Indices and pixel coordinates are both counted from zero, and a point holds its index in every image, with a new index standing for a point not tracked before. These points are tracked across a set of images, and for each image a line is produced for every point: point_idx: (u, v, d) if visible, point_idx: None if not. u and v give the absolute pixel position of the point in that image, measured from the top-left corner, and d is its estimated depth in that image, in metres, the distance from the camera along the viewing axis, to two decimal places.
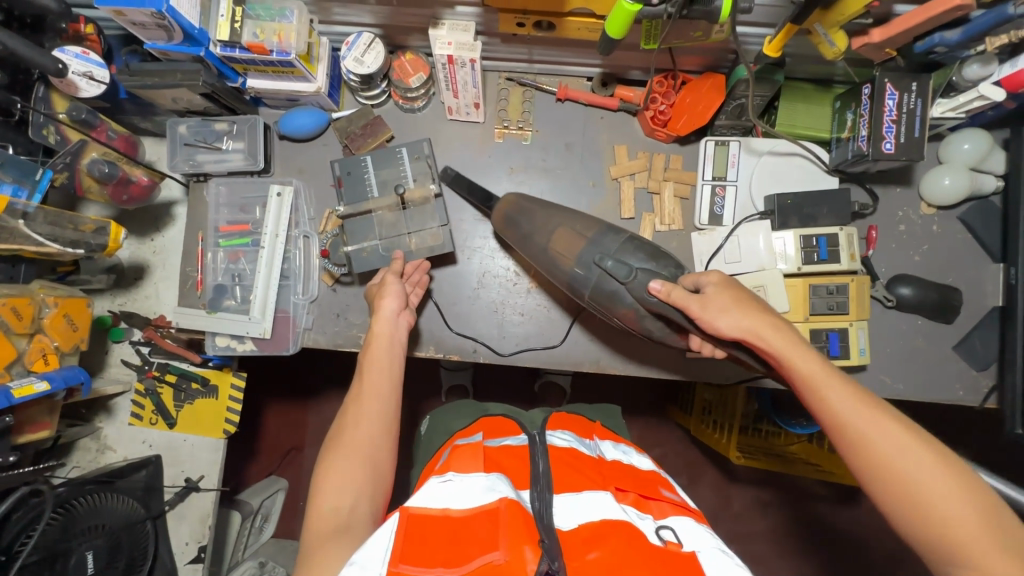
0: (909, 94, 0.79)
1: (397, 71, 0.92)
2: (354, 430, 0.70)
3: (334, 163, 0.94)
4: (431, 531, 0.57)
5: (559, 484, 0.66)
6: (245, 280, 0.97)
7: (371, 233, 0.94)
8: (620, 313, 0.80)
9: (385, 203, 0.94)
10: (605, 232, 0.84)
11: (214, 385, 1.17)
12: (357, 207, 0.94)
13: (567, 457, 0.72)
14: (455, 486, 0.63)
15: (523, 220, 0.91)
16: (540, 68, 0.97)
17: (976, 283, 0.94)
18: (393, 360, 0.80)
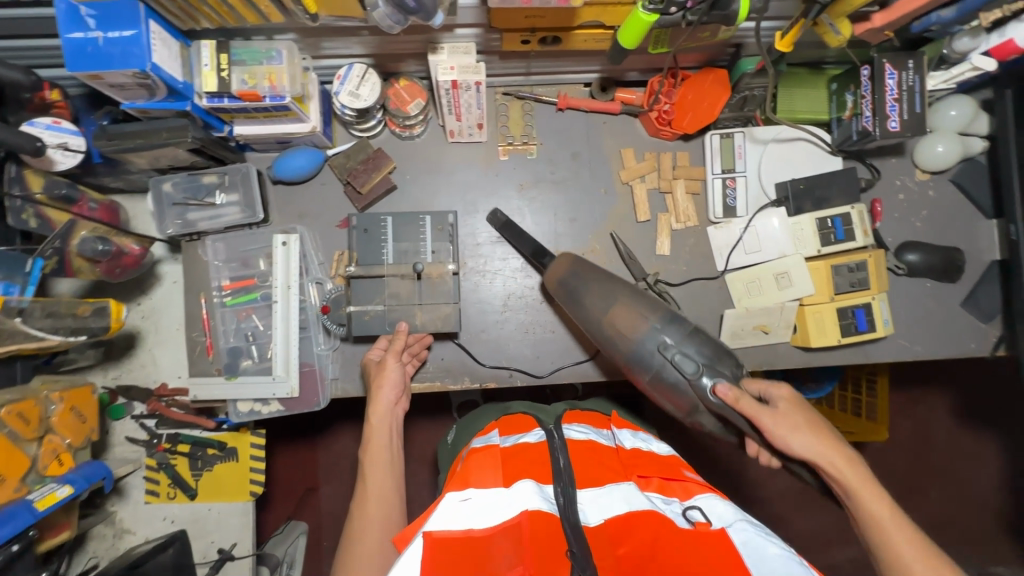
0: (907, 71, 0.81)
1: (393, 100, 0.88)
2: (361, 534, 0.68)
3: (352, 218, 0.91)
4: (456, 555, 0.50)
5: (582, 479, 0.61)
6: (261, 338, 0.92)
7: (379, 298, 0.91)
8: (675, 401, 0.77)
9: (399, 270, 0.91)
10: (669, 318, 0.80)
11: (233, 447, 1.11)
12: (368, 269, 0.90)
13: (583, 450, 0.67)
14: (477, 502, 0.56)
15: (579, 297, 0.86)
16: (537, 80, 0.95)
17: (974, 240, 0.99)
18: (393, 449, 0.79)
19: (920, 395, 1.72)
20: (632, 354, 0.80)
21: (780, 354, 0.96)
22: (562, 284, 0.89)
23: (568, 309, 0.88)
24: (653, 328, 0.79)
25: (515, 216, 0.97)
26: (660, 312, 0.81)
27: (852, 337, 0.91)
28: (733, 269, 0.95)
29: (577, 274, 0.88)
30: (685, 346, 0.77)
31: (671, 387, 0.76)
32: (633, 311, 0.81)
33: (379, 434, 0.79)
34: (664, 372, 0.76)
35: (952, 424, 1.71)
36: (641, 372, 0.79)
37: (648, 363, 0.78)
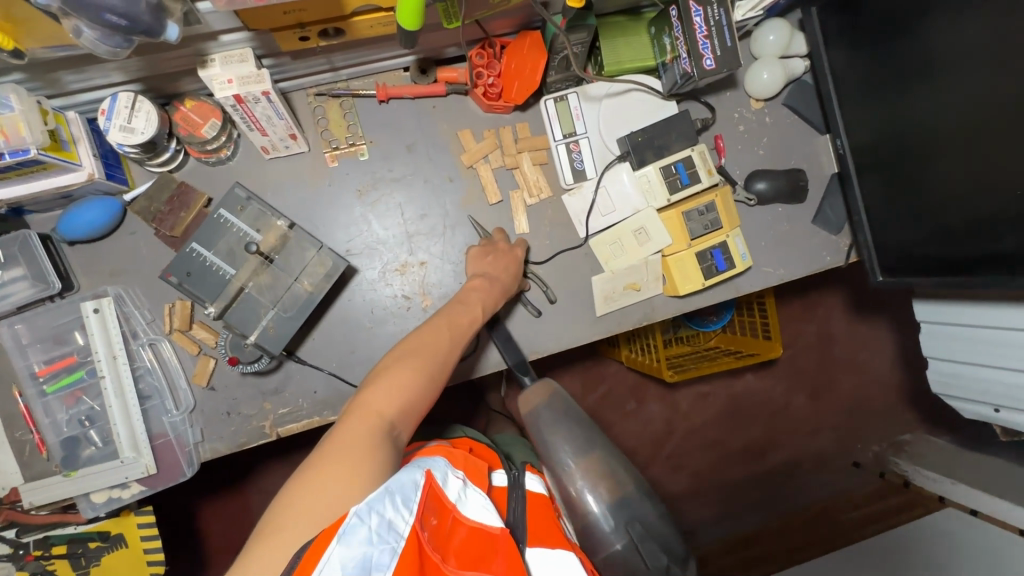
0: (711, 6, 0.80)
1: (183, 125, 0.77)
2: (404, 367, 0.72)
3: (166, 272, 0.74)
4: (438, 516, 0.54)
5: (533, 535, 0.66)
6: (99, 419, 0.81)
7: (260, 309, 0.75)
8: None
9: (249, 270, 0.75)
10: (641, 492, 0.87)
11: (118, 534, 1.01)
12: (226, 297, 0.75)
13: (541, 507, 0.72)
14: (472, 492, 0.59)
15: (548, 434, 0.88)
16: (348, 73, 0.86)
17: (813, 158, 1.03)
18: (453, 342, 0.78)
19: (816, 301, 1.83)
20: (590, 525, 0.85)
21: (657, 308, 0.96)
22: (536, 416, 0.89)
23: (540, 443, 0.88)
24: (620, 500, 0.85)
25: (360, 224, 0.90)
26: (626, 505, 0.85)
27: (715, 277, 0.92)
28: (593, 233, 0.93)
29: (551, 411, 0.88)
30: (617, 498, 0.85)
31: (625, 566, 0.84)
32: (611, 484, 0.85)
33: (454, 314, 0.81)
34: (625, 556, 0.83)
35: (848, 320, 1.84)
36: (597, 551, 0.84)
37: (604, 536, 0.84)
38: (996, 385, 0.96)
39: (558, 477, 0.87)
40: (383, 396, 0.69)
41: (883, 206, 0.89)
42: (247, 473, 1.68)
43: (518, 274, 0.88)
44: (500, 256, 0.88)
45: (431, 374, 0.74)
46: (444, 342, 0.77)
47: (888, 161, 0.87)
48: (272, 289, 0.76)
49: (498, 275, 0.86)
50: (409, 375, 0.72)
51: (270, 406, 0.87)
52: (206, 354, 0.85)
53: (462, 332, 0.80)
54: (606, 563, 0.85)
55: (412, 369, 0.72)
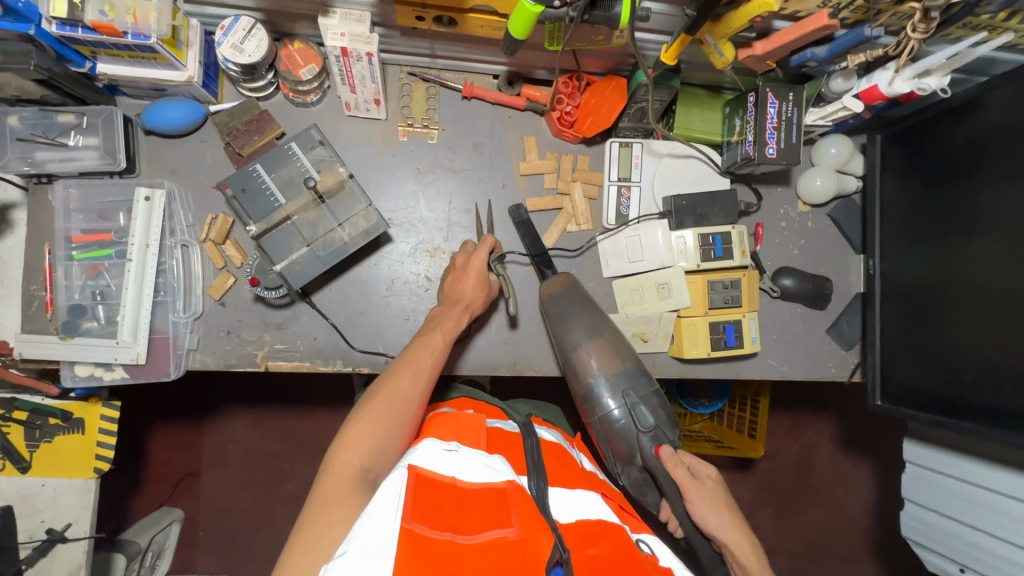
0: (787, 103, 0.85)
1: (285, 61, 0.83)
2: (374, 404, 0.74)
3: (223, 182, 0.77)
4: (436, 494, 0.59)
5: (553, 478, 0.70)
6: (110, 298, 0.84)
7: (295, 242, 0.79)
8: (614, 446, 0.85)
9: (299, 204, 0.79)
10: (639, 370, 0.87)
11: (80, 419, 1.01)
12: (270, 221, 0.78)
13: (554, 456, 0.77)
14: (468, 457, 0.66)
15: (564, 319, 0.88)
16: (443, 64, 0.93)
17: (843, 273, 1.06)
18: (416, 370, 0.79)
19: (809, 422, 1.82)
20: (590, 391, 0.86)
21: (658, 364, 0.98)
22: (553, 299, 0.89)
23: (553, 325, 0.89)
24: (619, 376, 0.86)
25: (408, 200, 0.94)
26: (626, 378, 0.86)
27: (720, 351, 0.94)
28: (616, 275, 0.97)
29: (569, 299, 0.88)
30: (618, 373, 0.86)
31: (618, 430, 0.84)
32: (613, 361, 0.86)
33: (415, 355, 0.80)
34: (618, 419, 0.84)
35: (835, 450, 1.82)
36: (593, 412, 0.86)
37: (602, 403, 0.85)
38: (971, 546, 0.94)
39: (569, 358, 0.87)
40: (351, 447, 0.70)
41: (898, 335, 0.92)
42: (212, 410, 1.68)
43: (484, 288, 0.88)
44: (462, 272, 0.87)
45: (396, 414, 0.73)
46: (403, 383, 0.77)
47: (914, 294, 0.90)
48: (314, 228, 0.80)
49: (462, 296, 0.86)
50: (374, 422, 0.72)
51: (269, 338, 0.89)
52: (228, 271, 0.88)
53: (425, 366, 0.80)
54: (602, 424, 0.85)
55: (374, 417, 0.73)
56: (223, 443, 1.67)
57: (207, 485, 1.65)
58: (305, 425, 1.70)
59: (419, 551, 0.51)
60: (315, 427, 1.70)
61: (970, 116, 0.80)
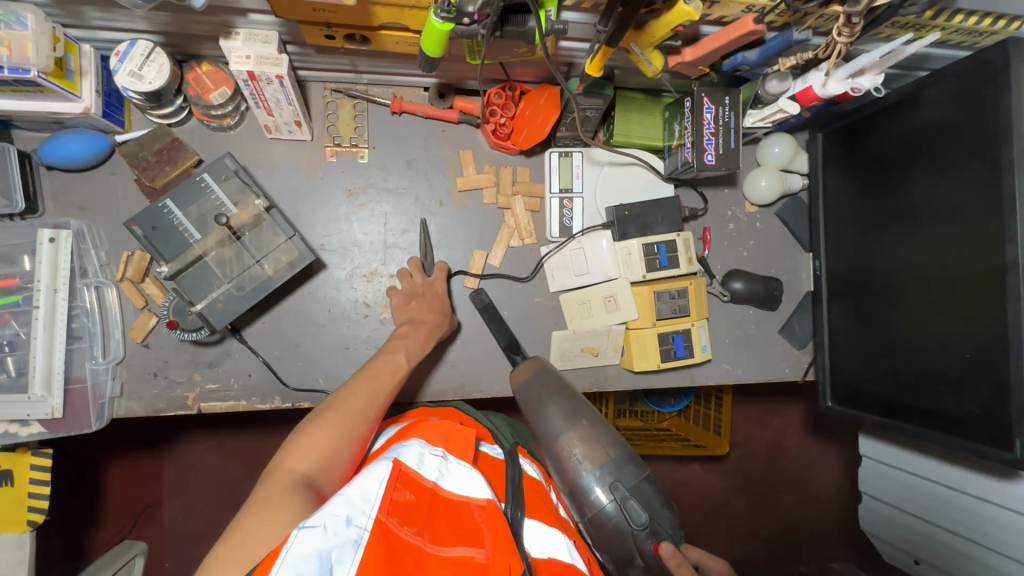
0: (723, 107, 0.83)
1: (192, 85, 0.78)
2: (330, 415, 0.71)
3: (130, 223, 0.72)
4: (415, 494, 0.56)
5: (531, 509, 0.67)
6: (21, 348, 0.78)
7: (213, 281, 0.75)
8: (609, 548, 0.78)
9: (213, 241, 0.74)
10: (627, 458, 0.80)
11: (8, 471, 0.95)
12: (183, 260, 0.74)
13: (532, 490, 0.74)
14: (453, 468, 0.62)
15: (541, 407, 0.84)
16: (369, 79, 0.88)
17: (793, 272, 1.05)
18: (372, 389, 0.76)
19: (776, 408, 1.84)
20: (576, 487, 0.79)
21: (610, 378, 0.96)
22: (524, 386, 0.86)
23: (530, 413, 0.85)
24: (604, 466, 0.79)
25: (341, 224, 0.90)
26: (614, 469, 0.79)
27: (671, 361, 0.93)
28: (562, 289, 0.94)
29: (541, 384, 0.86)
30: (605, 465, 0.79)
31: (612, 531, 0.76)
32: (596, 450, 0.80)
33: (375, 372, 0.78)
34: (611, 516, 0.76)
35: (803, 435, 1.84)
36: (582, 510, 0.78)
37: (590, 497, 0.78)
38: (927, 538, 0.95)
39: (552, 449, 0.82)
40: (301, 454, 0.66)
41: (845, 336, 0.91)
42: (169, 439, 1.62)
43: (442, 311, 0.87)
44: (423, 298, 0.86)
45: (350, 427, 0.70)
46: (359, 398, 0.74)
47: (858, 295, 0.89)
48: (232, 264, 0.75)
49: (424, 319, 0.85)
50: (327, 430, 0.69)
51: (200, 378, 0.85)
52: (150, 311, 0.83)
53: (384, 385, 0.77)
54: (594, 524, 0.78)
55: (325, 428, 0.69)
56: (183, 472, 1.62)
57: (170, 515, 1.60)
58: (268, 447, 1.66)
59: (386, 552, 0.48)
60: (279, 448, 1.66)
61: (902, 115, 0.79)
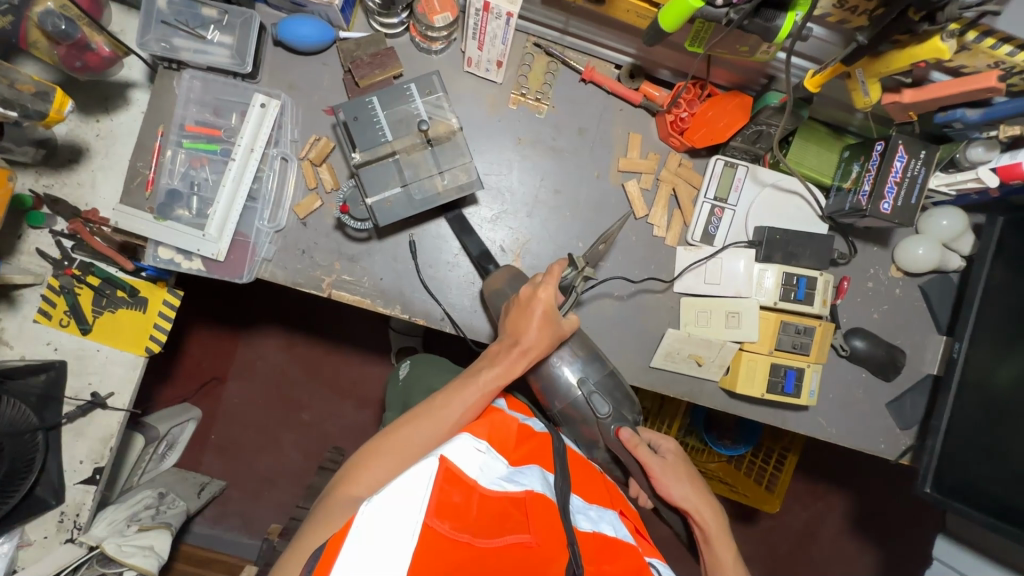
0: (916, 160, 0.82)
1: (422, 4, 0.84)
2: (404, 439, 0.74)
3: (338, 107, 0.79)
4: (461, 495, 0.62)
5: (577, 486, 0.75)
6: (205, 191, 0.87)
7: (391, 181, 0.81)
8: (579, 431, 0.89)
9: (407, 142, 0.80)
10: (597, 359, 0.89)
11: (144, 298, 1.06)
12: (374, 153, 0.79)
13: (575, 463, 0.80)
14: (496, 472, 0.68)
15: (554, 350, 0.88)
16: (571, 42, 0.92)
17: (919, 350, 1.01)
18: (443, 422, 0.76)
19: (822, 493, 1.75)
20: (569, 399, 0.88)
21: (705, 392, 0.96)
22: (524, 340, 0.90)
23: (537, 351, 0.89)
24: (591, 372, 0.88)
25: (502, 167, 0.94)
26: (598, 372, 0.88)
27: (775, 395, 0.91)
28: (686, 292, 0.95)
29: (575, 343, 0.89)
30: (586, 367, 0.88)
31: (576, 420, 0.88)
32: (593, 365, 0.88)
33: (435, 404, 0.77)
34: (576, 404, 0.87)
35: (843, 527, 1.75)
36: (552, 403, 0.89)
37: (561, 393, 0.87)
38: None
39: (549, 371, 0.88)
40: (357, 479, 0.72)
41: (968, 429, 0.87)
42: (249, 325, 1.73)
43: (549, 339, 0.82)
44: (522, 313, 0.82)
45: (398, 461, 0.73)
46: (422, 431, 0.75)
47: (996, 391, 0.85)
48: (417, 170, 0.82)
49: (521, 339, 0.81)
50: (383, 460, 0.73)
51: (339, 268, 0.91)
52: (317, 194, 0.90)
53: (448, 418, 0.76)
54: (564, 413, 0.89)
55: (385, 457, 0.73)
56: (251, 359, 1.73)
57: (230, 394, 1.71)
58: (331, 361, 1.75)
59: (434, 550, 0.54)
60: (341, 365, 1.75)
61: None
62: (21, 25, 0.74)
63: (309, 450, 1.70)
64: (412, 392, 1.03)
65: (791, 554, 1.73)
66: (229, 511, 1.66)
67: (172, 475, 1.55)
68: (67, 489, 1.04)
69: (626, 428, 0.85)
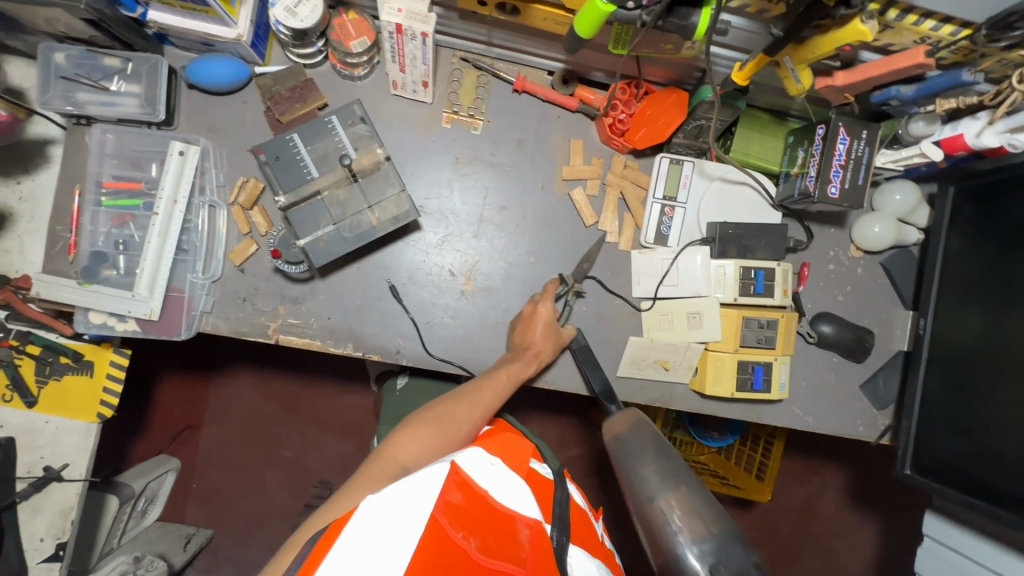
0: (859, 141, 0.79)
1: (337, 31, 0.81)
2: (449, 410, 0.76)
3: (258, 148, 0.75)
4: (468, 501, 0.58)
5: (577, 536, 0.65)
6: (132, 249, 0.83)
7: (322, 219, 0.77)
8: None
9: (331, 180, 0.77)
10: (733, 535, 0.67)
11: (89, 361, 1.02)
12: (299, 194, 0.76)
13: (578, 517, 0.69)
14: (510, 481, 0.62)
15: (635, 462, 0.75)
16: (498, 54, 0.89)
17: (887, 327, 1.00)
18: (481, 404, 0.79)
19: (817, 469, 1.75)
20: (670, 561, 0.67)
21: (676, 396, 0.93)
22: (620, 442, 0.79)
23: (621, 465, 0.77)
24: (706, 543, 0.66)
25: (443, 189, 0.91)
26: (720, 551, 0.66)
27: (746, 392, 0.89)
28: (644, 297, 0.92)
29: (637, 440, 0.78)
30: (709, 538, 0.67)
31: None
32: (703, 522, 0.67)
33: (475, 390, 0.80)
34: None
35: (841, 501, 1.74)
36: None
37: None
38: None
39: (639, 508, 0.72)
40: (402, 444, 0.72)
41: (941, 406, 0.85)
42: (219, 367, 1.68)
43: (553, 347, 0.86)
44: (531, 324, 0.85)
45: (442, 429, 0.74)
46: (464, 409, 0.77)
47: (962, 365, 0.83)
48: (342, 205, 0.78)
49: (532, 344, 0.84)
50: (426, 430, 0.73)
51: (284, 312, 0.87)
52: (252, 238, 0.86)
53: (484, 400, 0.79)
54: None
55: (430, 424, 0.74)
56: (225, 402, 1.68)
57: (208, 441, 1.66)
58: (308, 395, 1.71)
59: (433, 552, 0.52)
60: (319, 397, 1.71)
61: None
62: None
63: (294, 487, 1.66)
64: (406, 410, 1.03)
65: (794, 534, 1.72)
66: (219, 561, 1.61)
67: (154, 531, 1.50)
68: (29, 570, 0.99)
69: None
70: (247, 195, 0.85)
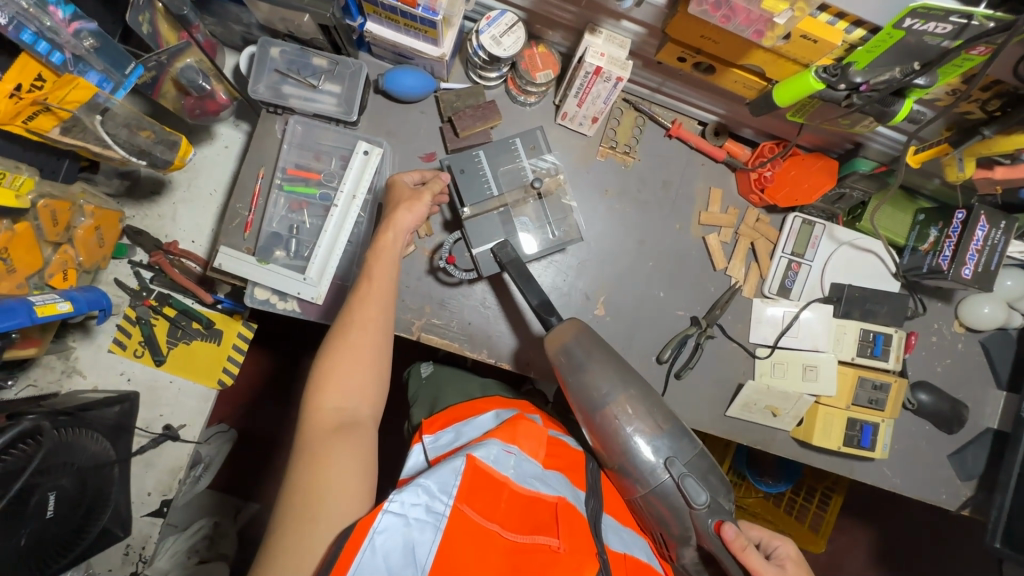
0: (996, 230, 0.86)
1: (526, 61, 0.87)
2: (349, 340, 0.73)
3: (448, 160, 0.88)
4: (487, 490, 0.60)
5: (609, 507, 0.74)
6: (304, 234, 0.89)
7: (498, 232, 0.90)
8: (660, 531, 0.79)
9: (517, 197, 0.92)
10: (680, 431, 0.79)
11: (218, 330, 1.06)
12: (482, 207, 0.89)
13: (604, 485, 0.79)
14: (526, 465, 0.65)
15: (581, 373, 0.78)
16: (659, 99, 0.96)
17: (980, 403, 1.04)
18: (386, 311, 0.76)
19: None
20: (626, 461, 0.77)
21: (778, 442, 0.98)
22: (565, 353, 0.79)
23: (567, 381, 0.79)
24: (662, 437, 0.78)
25: (589, 217, 0.96)
26: (671, 440, 0.78)
27: (851, 448, 0.94)
28: (762, 343, 0.97)
29: (583, 350, 0.79)
30: (657, 434, 0.78)
31: (667, 505, 0.76)
32: (651, 421, 0.78)
33: (357, 312, 0.75)
34: (665, 492, 0.76)
35: None
36: (634, 485, 0.77)
37: (642, 472, 0.77)
38: None
39: (601, 422, 0.78)
40: (333, 394, 0.69)
41: None
42: (288, 360, 1.42)
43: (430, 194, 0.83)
44: (408, 197, 0.82)
45: (353, 363, 0.71)
46: (364, 318, 0.74)
47: None
48: (527, 218, 0.93)
49: (396, 221, 0.81)
50: (344, 368, 0.71)
51: (428, 311, 0.92)
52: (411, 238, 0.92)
53: (372, 300, 0.76)
54: (647, 500, 0.77)
55: (349, 356, 0.72)
56: None
57: (258, 426, 1.41)
58: None
59: (462, 540, 0.54)
60: None
61: None
62: (159, 77, 0.82)
63: None
64: (444, 391, 0.96)
65: None
66: None
67: None
68: (134, 521, 1.02)
69: (694, 498, 0.75)
70: (437, 189, 0.85)
